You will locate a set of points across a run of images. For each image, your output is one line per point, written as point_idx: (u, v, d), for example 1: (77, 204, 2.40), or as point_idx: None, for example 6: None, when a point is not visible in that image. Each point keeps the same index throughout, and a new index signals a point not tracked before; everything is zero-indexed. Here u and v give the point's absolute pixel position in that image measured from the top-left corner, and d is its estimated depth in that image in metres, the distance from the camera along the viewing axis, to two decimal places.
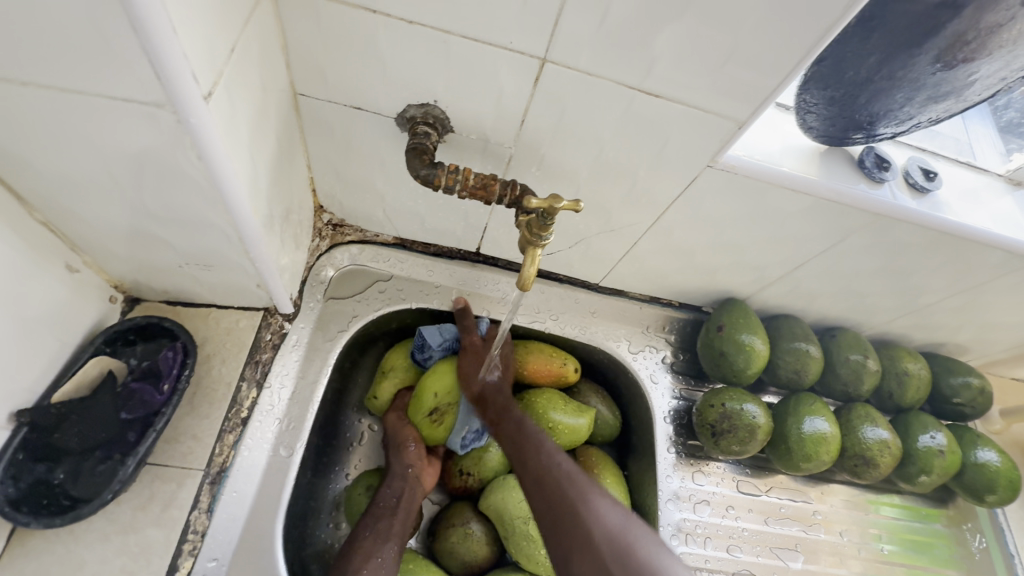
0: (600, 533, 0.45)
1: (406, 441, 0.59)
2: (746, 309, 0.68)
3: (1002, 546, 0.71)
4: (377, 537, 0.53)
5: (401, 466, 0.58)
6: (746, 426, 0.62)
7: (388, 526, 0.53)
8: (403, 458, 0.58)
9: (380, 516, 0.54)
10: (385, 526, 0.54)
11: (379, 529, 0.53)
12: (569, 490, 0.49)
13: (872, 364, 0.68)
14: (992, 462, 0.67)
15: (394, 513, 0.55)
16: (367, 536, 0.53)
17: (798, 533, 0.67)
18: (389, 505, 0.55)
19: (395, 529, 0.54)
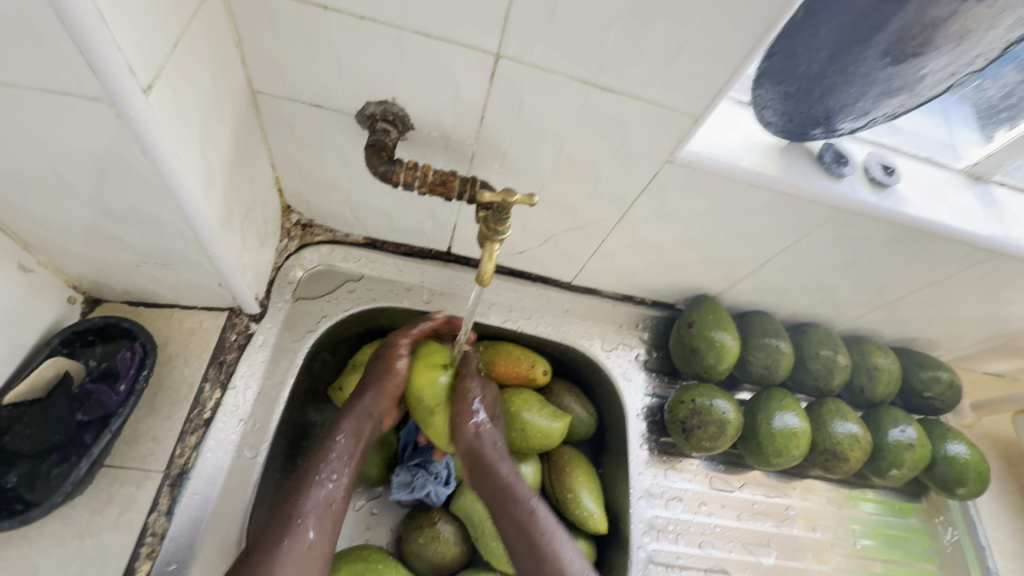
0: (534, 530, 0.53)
1: (385, 385, 0.55)
2: (716, 306, 0.68)
3: (974, 539, 0.71)
4: (319, 489, 0.51)
5: (372, 408, 0.55)
6: (716, 421, 0.62)
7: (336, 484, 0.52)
8: (377, 400, 0.55)
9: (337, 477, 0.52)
10: (334, 475, 0.52)
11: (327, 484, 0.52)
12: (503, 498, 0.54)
13: (842, 359, 0.69)
14: (961, 455, 0.68)
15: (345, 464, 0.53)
16: (315, 484, 0.51)
17: (771, 529, 0.67)
18: (341, 456, 0.53)
19: (341, 482, 0.53)
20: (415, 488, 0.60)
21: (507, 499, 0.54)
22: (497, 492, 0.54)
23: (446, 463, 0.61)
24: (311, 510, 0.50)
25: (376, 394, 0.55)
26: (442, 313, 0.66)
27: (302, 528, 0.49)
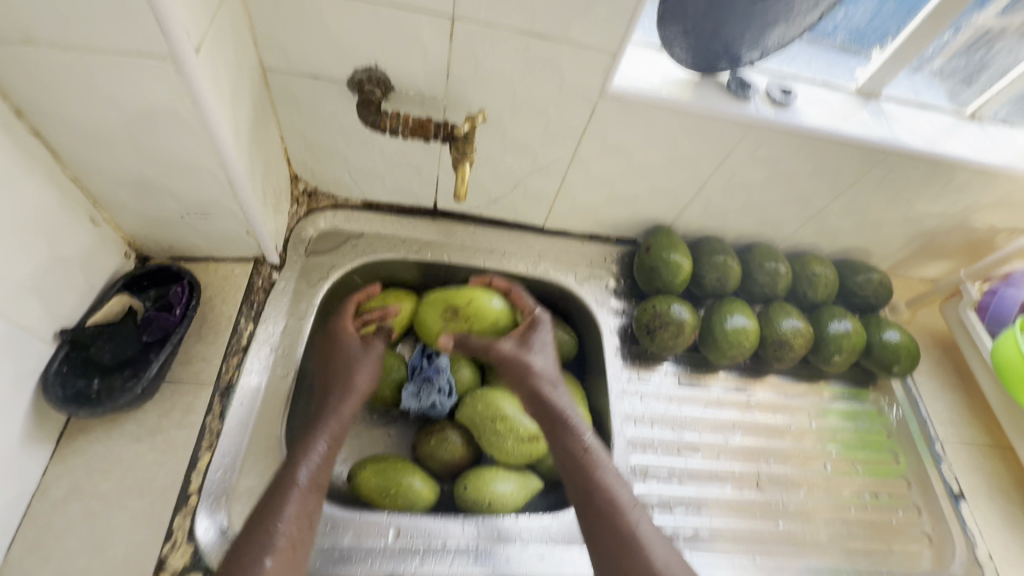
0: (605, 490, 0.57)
1: (358, 382, 0.61)
2: (669, 232, 0.80)
3: (917, 413, 0.80)
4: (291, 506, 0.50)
5: (339, 421, 0.58)
6: (675, 322, 0.72)
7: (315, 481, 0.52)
8: (349, 407, 0.59)
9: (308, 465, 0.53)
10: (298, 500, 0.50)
11: (303, 481, 0.52)
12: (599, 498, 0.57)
13: (784, 268, 0.80)
14: (894, 339, 0.78)
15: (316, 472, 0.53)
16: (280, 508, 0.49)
17: (735, 415, 0.76)
18: (314, 466, 0.53)
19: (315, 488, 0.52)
20: (423, 397, 0.70)
21: (581, 468, 0.59)
22: (580, 476, 0.59)
23: (447, 378, 0.70)
24: (288, 513, 0.49)
25: (347, 395, 0.60)
26: (435, 259, 0.78)
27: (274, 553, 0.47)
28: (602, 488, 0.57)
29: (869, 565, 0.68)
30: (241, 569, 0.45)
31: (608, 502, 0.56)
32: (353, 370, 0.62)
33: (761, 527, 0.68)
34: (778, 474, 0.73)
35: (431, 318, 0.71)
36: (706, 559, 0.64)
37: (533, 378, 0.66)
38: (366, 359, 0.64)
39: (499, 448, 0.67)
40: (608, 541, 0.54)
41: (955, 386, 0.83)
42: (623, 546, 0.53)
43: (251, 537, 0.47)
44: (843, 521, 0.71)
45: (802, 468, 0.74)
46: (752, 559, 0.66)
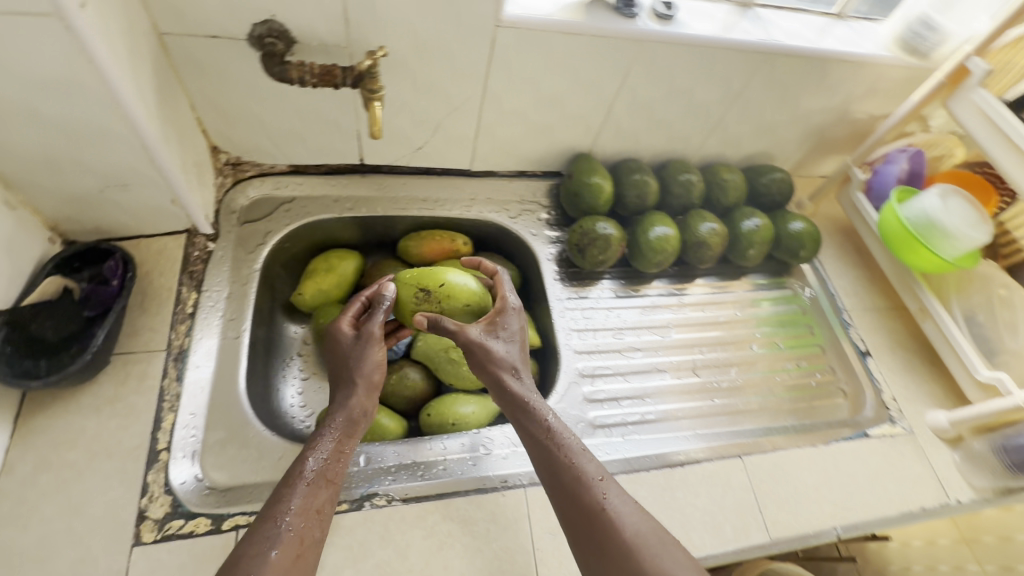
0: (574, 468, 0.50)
1: (360, 375, 0.56)
2: (588, 158, 0.85)
3: (826, 290, 0.89)
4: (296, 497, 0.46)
5: (351, 414, 0.54)
6: (602, 237, 0.78)
7: (324, 472, 0.49)
8: (360, 395, 0.55)
9: (323, 445, 0.51)
10: (299, 494, 0.47)
11: (311, 474, 0.48)
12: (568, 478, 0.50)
13: (696, 178, 0.87)
14: (799, 229, 0.87)
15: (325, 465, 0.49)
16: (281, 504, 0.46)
17: (670, 315, 0.84)
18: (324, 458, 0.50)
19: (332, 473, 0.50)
20: None
21: (545, 447, 0.52)
22: (546, 458, 0.52)
23: None
24: (296, 505, 0.46)
25: (354, 387, 0.55)
26: (370, 214, 0.81)
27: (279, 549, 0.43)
28: (571, 473, 0.50)
29: (796, 422, 0.78)
30: (242, 564, 0.41)
31: (572, 477, 0.50)
32: (351, 362, 0.57)
33: (700, 405, 0.76)
34: (712, 360, 0.81)
35: (406, 298, 0.64)
36: (653, 437, 0.72)
37: (495, 369, 0.57)
38: (369, 348, 0.57)
39: (456, 376, 0.71)
40: (582, 530, 0.48)
41: (858, 262, 0.93)
42: (597, 530, 0.47)
43: (254, 535, 0.44)
44: (772, 390, 0.81)
45: (732, 352, 0.83)
46: (693, 430, 0.74)
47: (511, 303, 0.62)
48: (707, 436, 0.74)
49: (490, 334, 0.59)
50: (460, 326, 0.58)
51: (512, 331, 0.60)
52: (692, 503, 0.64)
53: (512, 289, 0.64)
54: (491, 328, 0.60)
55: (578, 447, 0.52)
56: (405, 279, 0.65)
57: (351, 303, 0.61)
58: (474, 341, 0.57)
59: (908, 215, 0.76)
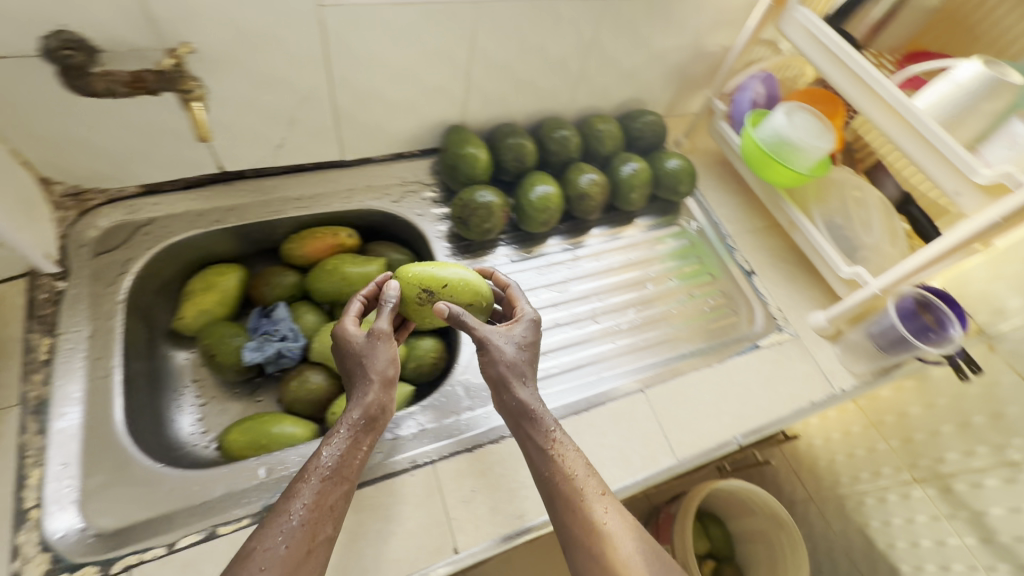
0: (572, 480, 0.53)
1: (375, 371, 0.55)
2: (462, 130, 0.84)
3: (710, 220, 0.94)
4: (309, 496, 0.48)
5: (367, 413, 0.54)
6: (483, 206, 0.78)
7: (340, 470, 0.50)
8: (378, 391, 0.54)
9: (336, 441, 0.52)
10: (314, 497, 0.48)
11: (327, 469, 0.50)
12: (567, 488, 0.53)
13: (571, 133, 0.88)
14: (675, 166, 0.90)
15: (341, 463, 0.51)
16: (294, 498, 0.48)
17: (566, 271, 0.87)
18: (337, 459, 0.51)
19: (346, 471, 0.51)
20: (266, 349, 0.71)
21: (548, 456, 0.55)
22: (546, 467, 0.54)
23: (289, 326, 0.74)
24: (310, 500, 0.48)
25: (369, 383, 0.55)
26: (241, 222, 0.77)
27: (289, 544, 0.45)
28: (576, 484, 0.53)
29: (697, 346, 0.82)
30: (254, 555, 0.44)
31: (569, 489, 0.53)
32: (365, 359, 0.56)
33: (604, 349, 0.79)
34: (610, 305, 0.85)
35: (409, 294, 0.65)
36: (561, 388, 0.74)
37: (511, 373, 0.57)
38: (380, 343, 0.57)
39: None
40: (580, 540, 0.51)
41: (736, 188, 0.98)
42: (594, 542, 0.50)
43: (265, 528, 0.46)
44: (671, 323, 0.84)
45: (630, 294, 0.87)
46: (600, 374, 0.76)
47: (524, 313, 0.63)
48: (614, 377, 0.76)
49: (503, 336, 0.59)
50: (477, 325, 0.59)
51: (528, 337, 0.61)
52: (601, 442, 0.67)
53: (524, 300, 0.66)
54: (503, 331, 0.60)
55: (577, 460, 0.55)
56: (417, 273, 0.65)
57: (351, 303, 0.63)
58: (490, 346, 0.58)
59: (762, 138, 0.81)
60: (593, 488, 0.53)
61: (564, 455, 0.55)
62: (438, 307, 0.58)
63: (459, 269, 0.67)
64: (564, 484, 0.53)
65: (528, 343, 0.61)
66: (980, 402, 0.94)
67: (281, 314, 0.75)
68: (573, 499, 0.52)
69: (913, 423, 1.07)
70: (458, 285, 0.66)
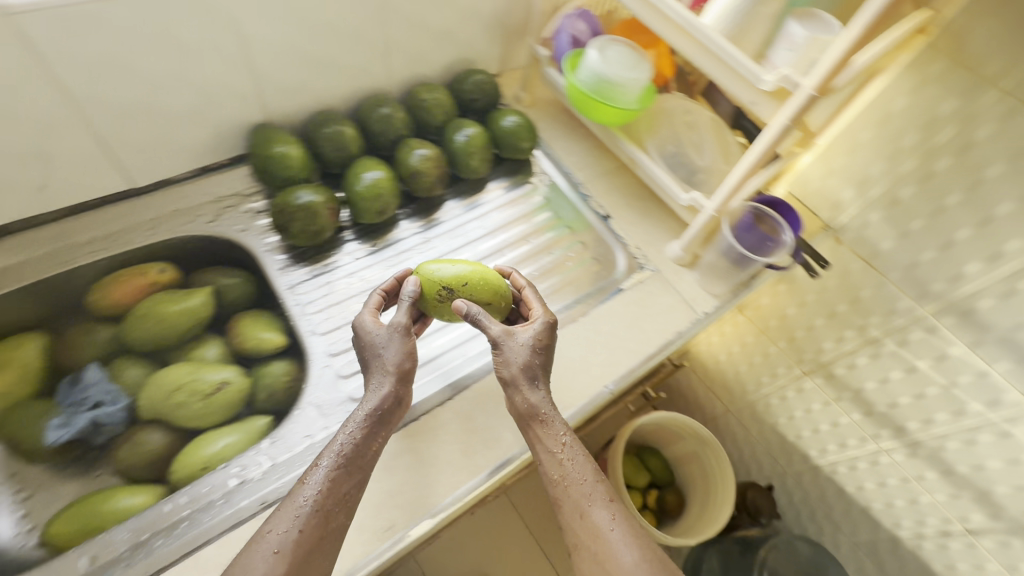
0: (579, 484, 0.56)
1: (391, 364, 0.58)
2: (269, 129, 0.77)
3: (561, 171, 0.93)
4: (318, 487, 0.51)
5: (390, 403, 0.57)
6: (303, 208, 0.72)
7: (351, 459, 0.53)
8: (394, 385, 0.57)
9: (350, 428, 0.55)
10: (322, 492, 0.51)
11: (340, 456, 0.53)
12: (573, 493, 0.55)
13: (394, 110, 0.83)
14: (512, 122, 0.87)
15: (364, 455, 0.55)
16: (303, 490, 0.51)
17: (419, 257, 0.83)
18: (362, 452, 0.54)
19: (360, 463, 0.54)
20: (73, 422, 0.64)
21: (557, 460, 0.57)
22: (554, 468, 0.57)
23: (98, 388, 0.66)
24: (324, 484, 0.51)
25: (386, 373, 0.57)
26: (19, 285, 0.66)
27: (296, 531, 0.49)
28: (584, 484, 0.56)
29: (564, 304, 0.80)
30: (264, 537, 0.48)
31: (575, 494, 0.55)
32: (382, 351, 0.59)
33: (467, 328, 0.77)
34: None
35: (429, 289, 0.64)
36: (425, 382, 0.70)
37: (528, 372, 0.59)
38: (392, 337, 0.59)
39: (194, 415, 0.64)
40: (583, 543, 0.54)
41: (582, 134, 0.96)
42: (597, 546, 0.53)
43: (277, 514, 0.50)
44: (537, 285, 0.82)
45: (490, 265, 0.84)
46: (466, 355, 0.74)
47: (537, 316, 0.64)
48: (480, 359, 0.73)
49: (518, 336, 0.61)
50: (493, 325, 0.61)
51: (546, 342, 0.62)
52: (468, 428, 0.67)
53: (541, 303, 0.67)
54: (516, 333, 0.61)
55: (584, 465, 0.57)
56: (443, 269, 0.64)
57: (370, 295, 0.65)
58: (509, 344, 0.60)
59: (585, 83, 0.78)
60: (600, 494, 0.55)
61: (571, 459, 0.57)
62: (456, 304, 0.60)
63: (477, 265, 0.67)
64: (570, 487, 0.56)
65: (540, 348, 0.61)
66: (838, 291, 1.00)
67: (88, 376, 0.67)
68: (577, 506, 0.55)
69: (792, 323, 1.13)
70: (477, 283, 0.65)
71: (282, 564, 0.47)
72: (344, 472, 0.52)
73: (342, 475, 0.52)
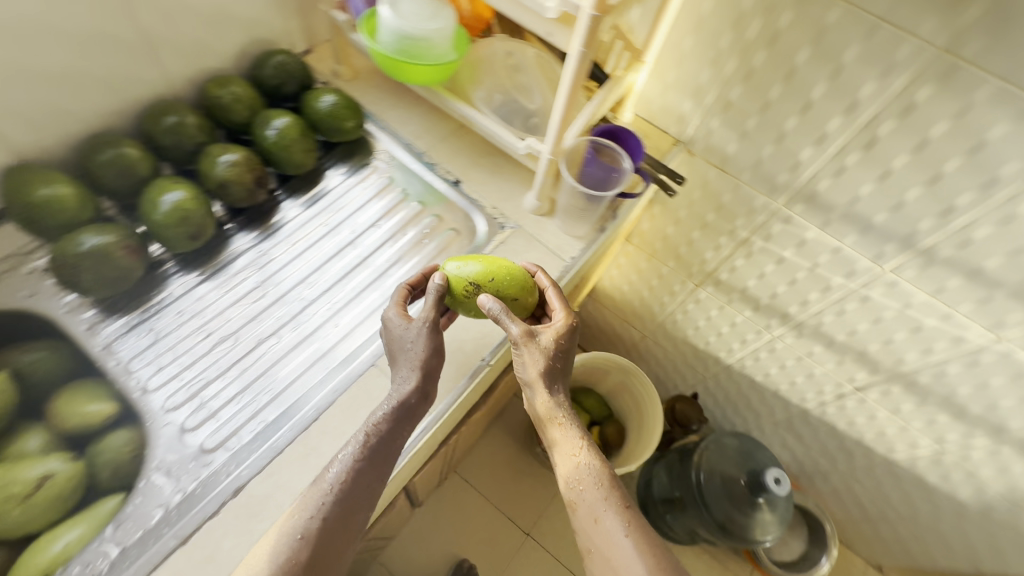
0: (600, 492, 0.64)
1: (418, 361, 0.62)
2: (32, 171, 0.67)
3: (399, 142, 0.86)
4: (334, 479, 0.57)
5: (421, 397, 0.63)
6: (87, 254, 0.65)
7: (369, 457, 0.59)
8: (418, 382, 0.62)
9: (366, 427, 0.60)
10: (343, 484, 0.57)
11: (359, 451, 0.58)
12: (590, 496, 0.64)
13: (186, 117, 0.73)
14: (328, 104, 0.80)
15: (393, 446, 0.61)
16: (326, 477, 0.58)
17: (256, 277, 0.75)
18: (393, 439, 0.61)
19: (377, 456, 0.59)
20: None
21: (575, 457, 0.66)
22: (573, 468, 0.66)
23: None
24: (347, 472, 0.58)
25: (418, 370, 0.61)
26: None
27: (315, 521, 0.55)
28: (599, 490, 0.64)
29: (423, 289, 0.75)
30: (286, 524, 0.55)
31: (592, 497, 0.64)
32: (408, 347, 0.63)
33: (324, 340, 0.70)
34: (319, 290, 0.74)
35: (460, 285, 0.67)
36: (280, 413, 0.64)
37: (547, 371, 0.66)
38: (419, 337, 0.62)
39: (22, 522, 0.56)
40: (597, 546, 0.63)
41: (413, 99, 0.89)
42: (609, 551, 0.62)
43: (301, 500, 0.57)
44: (392, 275, 0.76)
45: (336, 267, 0.76)
46: (328, 368, 0.68)
47: (558, 318, 0.70)
48: (342, 364, 0.68)
49: (541, 337, 0.67)
50: (512, 324, 0.65)
51: (564, 345, 0.68)
52: (339, 446, 0.62)
53: (566, 309, 0.70)
54: (539, 334, 0.67)
55: (602, 473, 0.65)
56: (471, 265, 0.67)
57: (397, 290, 0.68)
58: (533, 346, 0.66)
59: (387, 46, 0.71)
60: (616, 504, 0.64)
61: (588, 465, 0.65)
62: (483, 297, 0.64)
63: (503, 260, 0.70)
64: (587, 488, 0.65)
65: (559, 361, 0.68)
66: (704, 202, 1.03)
67: None
68: (591, 511, 0.64)
69: (674, 242, 1.16)
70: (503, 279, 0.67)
71: (304, 548, 0.54)
72: (374, 464, 0.59)
73: (372, 464, 0.59)
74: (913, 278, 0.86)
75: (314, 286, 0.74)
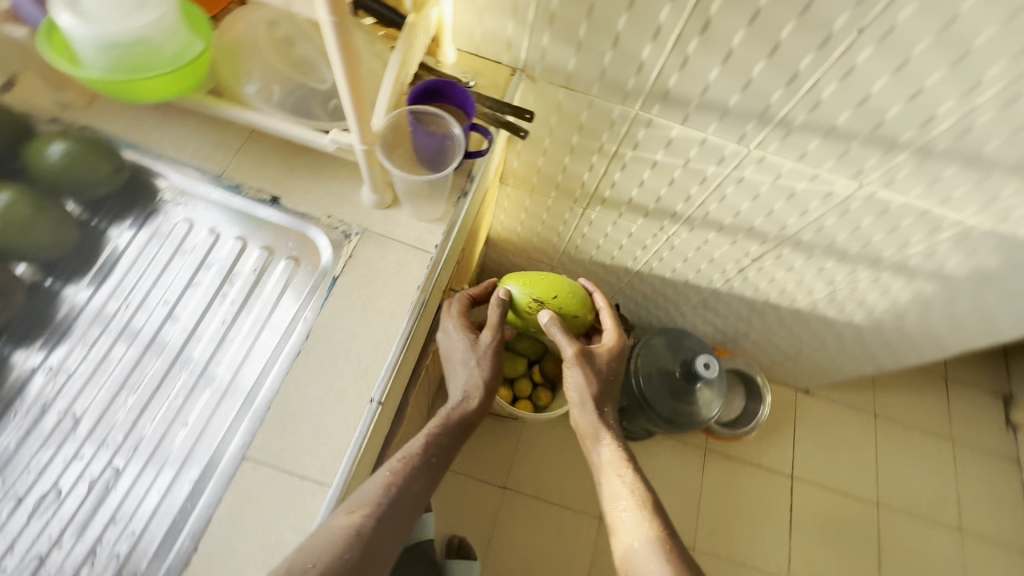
0: (639, 511, 0.76)
1: (479, 381, 0.72)
2: None
3: (186, 168, 0.69)
4: (399, 465, 0.61)
5: (475, 411, 0.73)
6: None
7: (432, 459, 0.65)
8: (480, 400, 0.72)
9: (427, 432, 0.67)
10: (408, 466, 0.62)
11: (425, 452, 0.65)
12: (633, 509, 0.76)
13: None
14: (57, 154, 0.65)
15: (440, 460, 0.66)
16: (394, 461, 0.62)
17: (58, 415, 0.63)
18: (440, 449, 0.67)
19: (436, 461, 0.65)
20: None
21: (620, 471, 0.79)
22: (615, 485, 0.79)
23: None
24: (407, 463, 0.62)
25: (479, 385, 0.71)
26: None
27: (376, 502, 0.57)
28: (639, 502, 0.76)
29: (275, 346, 0.64)
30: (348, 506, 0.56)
31: (634, 512, 0.76)
32: (472, 365, 0.73)
33: (172, 454, 0.60)
34: (142, 401, 0.63)
35: (525, 298, 0.87)
36: (142, 559, 0.55)
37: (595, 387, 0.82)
38: (487, 356, 0.74)
39: None
40: (634, 557, 0.72)
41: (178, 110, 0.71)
42: (646, 559, 0.71)
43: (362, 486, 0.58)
44: (228, 347, 0.65)
45: (152, 364, 0.65)
46: (184, 484, 0.59)
47: (610, 339, 0.88)
48: (256, 416, 0.59)
49: (604, 364, 0.85)
50: (564, 343, 0.83)
51: (613, 370, 0.85)
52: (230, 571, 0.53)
53: (620, 331, 0.89)
54: (602, 356, 0.85)
55: (641, 494, 0.77)
56: (531, 287, 0.86)
57: (455, 304, 0.76)
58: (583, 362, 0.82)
59: (97, 68, 0.56)
60: (653, 521, 0.74)
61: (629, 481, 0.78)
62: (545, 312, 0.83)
63: (565, 280, 0.88)
64: (629, 502, 0.77)
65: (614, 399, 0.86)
66: (564, 126, 0.94)
67: None
68: (631, 527, 0.75)
69: (550, 172, 1.07)
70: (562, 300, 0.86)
71: (359, 529, 0.54)
72: (423, 471, 0.63)
73: (422, 473, 0.63)
74: (778, 150, 0.85)
75: (135, 399, 0.63)
